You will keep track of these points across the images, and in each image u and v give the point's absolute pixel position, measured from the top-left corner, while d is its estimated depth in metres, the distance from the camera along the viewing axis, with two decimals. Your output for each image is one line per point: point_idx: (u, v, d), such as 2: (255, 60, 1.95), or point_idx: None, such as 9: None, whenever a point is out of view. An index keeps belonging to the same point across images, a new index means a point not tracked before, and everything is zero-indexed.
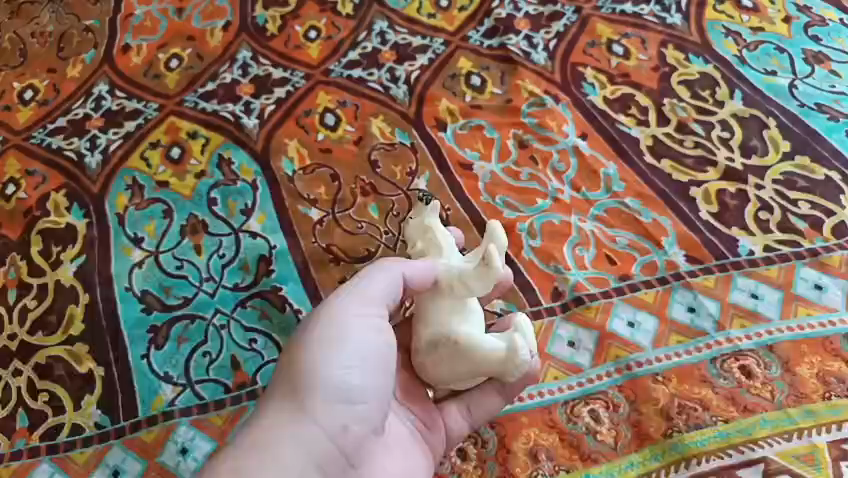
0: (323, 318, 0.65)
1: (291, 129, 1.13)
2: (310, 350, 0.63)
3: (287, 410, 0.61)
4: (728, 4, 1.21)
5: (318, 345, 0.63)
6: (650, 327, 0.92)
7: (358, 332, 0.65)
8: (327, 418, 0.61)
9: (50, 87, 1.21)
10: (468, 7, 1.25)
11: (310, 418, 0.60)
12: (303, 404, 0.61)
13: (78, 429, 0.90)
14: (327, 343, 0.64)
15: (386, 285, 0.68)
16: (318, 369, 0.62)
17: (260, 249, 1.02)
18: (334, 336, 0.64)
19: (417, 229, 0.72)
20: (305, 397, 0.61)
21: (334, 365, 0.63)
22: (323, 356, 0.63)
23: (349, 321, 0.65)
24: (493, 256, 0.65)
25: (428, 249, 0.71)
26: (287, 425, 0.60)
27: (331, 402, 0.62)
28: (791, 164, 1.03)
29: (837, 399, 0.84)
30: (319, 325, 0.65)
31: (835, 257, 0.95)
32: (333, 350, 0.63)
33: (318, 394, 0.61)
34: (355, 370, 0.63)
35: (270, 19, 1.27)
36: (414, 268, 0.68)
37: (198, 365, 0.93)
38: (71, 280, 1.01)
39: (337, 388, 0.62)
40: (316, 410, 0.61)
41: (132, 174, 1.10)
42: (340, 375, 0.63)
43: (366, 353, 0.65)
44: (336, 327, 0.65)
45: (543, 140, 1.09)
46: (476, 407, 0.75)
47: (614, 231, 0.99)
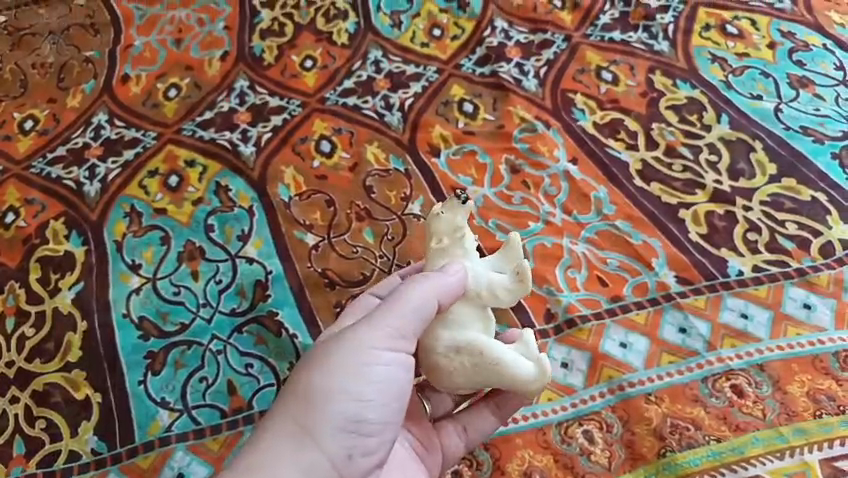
0: (347, 344, 0.63)
1: (288, 156, 1.15)
2: (326, 377, 0.62)
3: (292, 435, 0.61)
4: (714, 31, 1.24)
5: (334, 372, 0.62)
6: (642, 348, 0.93)
7: (379, 361, 0.63)
8: (331, 447, 0.61)
9: (50, 117, 1.24)
10: (461, 35, 1.28)
11: (312, 446, 0.60)
12: (308, 432, 0.61)
13: (74, 456, 0.90)
14: (344, 371, 0.62)
15: (419, 309, 0.64)
16: (329, 397, 0.61)
17: (257, 275, 1.03)
18: (352, 364, 0.62)
19: (445, 223, 0.68)
20: (312, 425, 0.61)
21: (346, 395, 0.62)
22: (337, 384, 0.61)
23: (372, 348, 0.63)
24: (528, 270, 0.67)
25: (454, 247, 0.68)
26: (288, 451, 0.60)
27: (337, 432, 0.61)
28: (778, 185, 1.04)
29: (828, 417, 0.85)
30: (339, 348, 0.63)
31: (823, 276, 0.96)
32: (351, 380, 0.62)
33: (325, 424, 0.61)
34: (368, 401, 0.62)
35: (266, 49, 1.29)
36: (453, 282, 0.65)
37: (195, 391, 0.94)
38: (68, 307, 1.02)
39: (345, 418, 0.61)
40: (320, 439, 0.61)
41: (130, 202, 1.12)
42: (351, 406, 0.62)
43: (385, 386, 0.63)
44: (358, 355, 0.62)
45: (535, 164, 1.10)
46: (472, 428, 0.77)
47: (605, 253, 1.01)
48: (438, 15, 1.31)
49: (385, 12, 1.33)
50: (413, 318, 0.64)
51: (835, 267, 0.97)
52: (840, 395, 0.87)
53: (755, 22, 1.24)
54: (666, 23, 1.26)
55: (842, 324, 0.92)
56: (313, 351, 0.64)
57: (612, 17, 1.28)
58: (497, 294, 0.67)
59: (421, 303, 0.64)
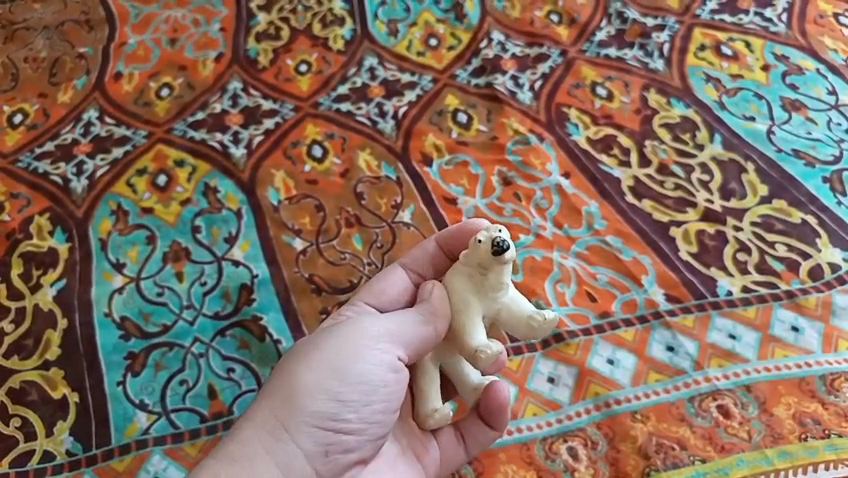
0: (337, 345, 0.65)
1: (278, 160, 1.14)
2: (311, 374, 0.64)
3: (269, 426, 0.63)
4: (709, 51, 1.25)
5: (316, 370, 0.64)
6: (629, 365, 0.92)
7: (361, 364, 0.65)
8: (307, 442, 0.63)
9: (39, 112, 1.22)
10: (457, 46, 1.28)
11: (289, 438, 0.63)
12: (285, 425, 0.63)
13: (48, 456, 0.88)
14: (325, 369, 0.64)
15: (411, 332, 0.66)
16: (308, 394, 0.63)
17: (242, 278, 1.02)
18: (333, 364, 0.65)
19: (479, 252, 0.64)
20: (289, 419, 0.63)
21: (325, 393, 0.64)
22: (318, 382, 0.64)
23: (356, 351, 0.65)
24: (481, 356, 0.63)
25: (474, 274, 0.66)
26: (264, 441, 0.62)
27: (315, 427, 0.64)
28: (769, 207, 1.05)
29: (813, 440, 0.85)
30: (323, 348, 0.65)
31: (812, 299, 0.96)
32: (335, 380, 0.64)
33: (302, 418, 0.63)
34: (346, 402, 0.64)
35: (261, 52, 1.28)
36: (439, 314, 0.67)
37: (175, 394, 0.92)
38: (49, 304, 1.00)
39: (322, 415, 0.64)
40: (297, 433, 0.63)
41: (116, 200, 1.10)
42: (329, 404, 0.64)
43: (368, 389, 0.65)
44: (345, 358, 0.65)
45: (527, 177, 1.10)
46: (470, 436, 0.75)
47: (595, 268, 1.00)
48: (435, 25, 1.31)
49: (381, 19, 1.33)
50: (402, 338, 0.66)
51: (824, 290, 0.97)
52: (825, 419, 0.87)
53: (750, 44, 1.25)
54: (661, 41, 1.27)
55: (830, 347, 0.92)
56: (301, 349, 0.67)
57: (609, 33, 1.28)
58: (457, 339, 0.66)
59: (413, 328, 0.66)
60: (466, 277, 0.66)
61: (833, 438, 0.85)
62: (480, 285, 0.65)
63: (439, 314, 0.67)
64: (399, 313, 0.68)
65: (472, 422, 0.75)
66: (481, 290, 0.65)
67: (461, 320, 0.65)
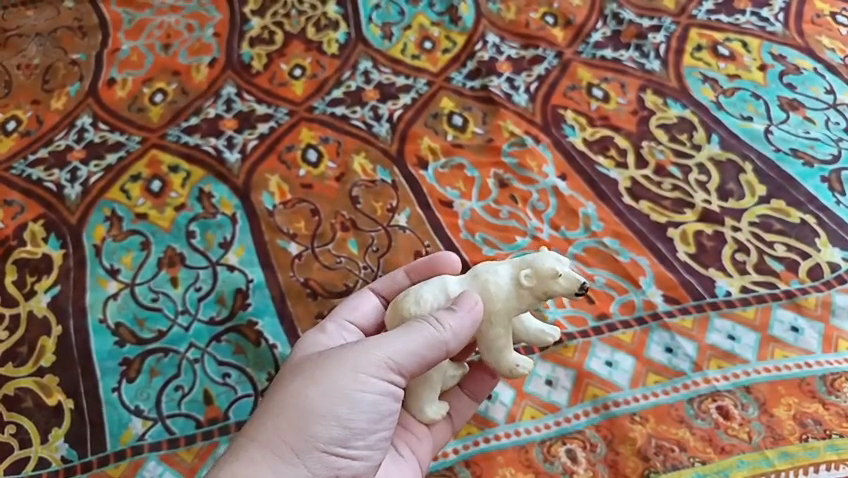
0: (343, 368, 0.63)
1: (273, 164, 1.13)
2: (318, 397, 0.62)
3: (278, 449, 0.61)
4: (705, 51, 1.24)
5: (326, 396, 0.62)
6: (627, 367, 0.91)
7: (371, 392, 0.63)
8: (316, 467, 0.62)
9: (33, 118, 1.22)
10: (453, 49, 1.28)
11: (298, 464, 0.61)
12: (295, 450, 0.61)
13: (44, 463, 0.87)
14: (336, 395, 0.62)
15: (423, 353, 0.63)
16: (317, 419, 0.61)
17: (237, 283, 1.01)
18: (344, 390, 0.62)
19: (549, 282, 0.64)
20: (300, 444, 0.61)
21: (336, 420, 0.62)
22: (329, 409, 0.62)
23: (366, 377, 0.63)
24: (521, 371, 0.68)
25: (526, 295, 0.65)
26: (273, 465, 0.60)
27: (322, 451, 0.62)
28: (767, 207, 1.04)
29: (814, 441, 0.84)
30: (332, 374, 0.63)
31: (811, 299, 0.95)
32: (342, 404, 0.62)
33: (313, 445, 0.61)
34: (356, 430, 0.63)
35: (255, 57, 1.28)
36: (462, 333, 0.63)
37: (170, 399, 0.91)
38: (43, 311, 0.99)
39: (332, 441, 0.62)
40: (306, 458, 0.61)
41: (111, 206, 1.09)
42: (339, 430, 0.62)
43: (374, 411, 0.64)
44: (352, 381, 0.63)
45: (523, 179, 1.09)
46: (454, 415, 0.78)
47: (592, 270, 1.00)
48: (429, 28, 1.31)
49: (376, 23, 1.32)
50: (413, 359, 0.63)
51: (824, 290, 0.96)
52: (827, 420, 0.86)
53: (747, 44, 1.25)
54: (657, 42, 1.26)
55: (830, 348, 0.91)
56: (308, 372, 0.64)
57: (604, 35, 1.28)
58: (483, 346, 0.67)
59: (426, 349, 0.63)
60: (516, 295, 0.65)
61: (834, 439, 0.84)
62: (528, 305, 0.66)
63: (460, 336, 0.63)
64: (409, 325, 0.64)
65: (453, 397, 0.78)
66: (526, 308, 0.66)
67: (502, 336, 0.66)
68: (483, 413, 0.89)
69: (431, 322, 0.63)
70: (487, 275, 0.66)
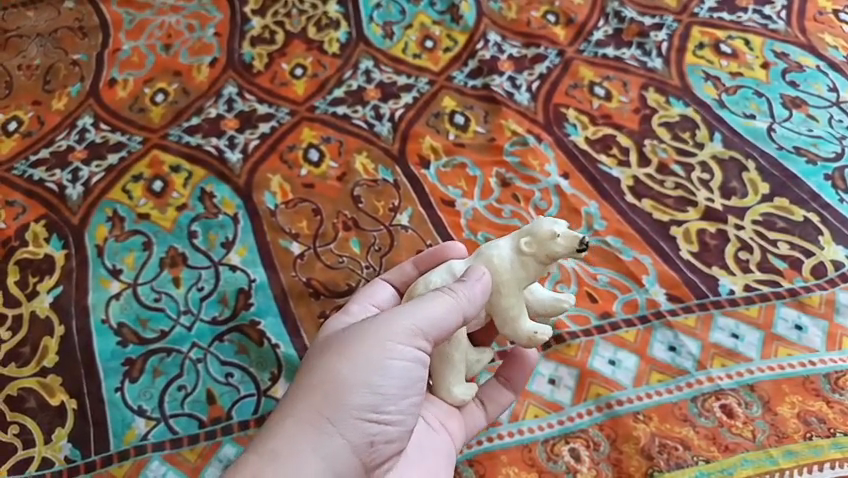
0: (369, 338, 0.63)
1: (274, 164, 1.13)
2: (348, 367, 0.62)
3: (312, 421, 0.61)
4: (708, 49, 1.24)
5: (355, 365, 0.62)
6: (631, 365, 0.91)
7: (399, 358, 0.63)
8: (353, 436, 0.61)
9: (34, 119, 1.21)
10: (454, 48, 1.27)
11: (335, 434, 0.60)
12: (330, 420, 0.61)
13: (47, 463, 0.87)
14: (365, 364, 0.62)
15: (446, 318, 0.63)
16: (349, 389, 0.61)
17: (240, 283, 1.01)
18: (372, 359, 0.62)
19: (548, 245, 0.63)
20: (334, 413, 0.61)
21: (366, 387, 0.62)
22: (359, 377, 0.62)
23: (392, 344, 0.63)
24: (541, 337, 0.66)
25: (530, 262, 0.65)
26: (310, 438, 0.60)
27: (358, 420, 0.62)
28: (770, 205, 1.04)
29: (818, 439, 0.84)
30: (358, 345, 0.63)
31: (815, 297, 0.95)
32: (372, 372, 0.62)
33: (346, 413, 0.61)
34: (388, 395, 0.63)
35: (256, 56, 1.28)
36: (476, 299, 0.64)
37: (173, 399, 0.91)
38: (46, 311, 0.99)
39: (365, 408, 0.62)
40: (342, 428, 0.61)
41: (113, 206, 1.09)
42: (372, 398, 0.62)
43: (405, 379, 0.63)
44: (379, 350, 0.63)
45: (525, 178, 1.09)
46: (489, 402, 0.79)
47: (595, 269, 1.00)
48: (431, 27, 1.31)
49: (377, 22, 1.32)
50: (438, 325, 0.63)
51: (827, 288, 0.96)
52: (831, 418, 0.85)
53: (749, 42, 1.24)
54: (659, 40, 1.26)
55: (834, 346, 0.91)
56: (334, 346, 0.64)
57: (606, 33, 1.28)
58: (498, 320, 0.67)
59: (448, 314, 0.63)
60: (520, 263, 0.65)
61: (838, 437, 0.84)
62: (534, 273, 0.65)
63: (474, 302, 0.64)
64: (428, 295, 0.64)
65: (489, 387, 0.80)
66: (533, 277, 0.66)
67: (512, 306, 0.66)
68: None
69: (448, 291, 0.64)
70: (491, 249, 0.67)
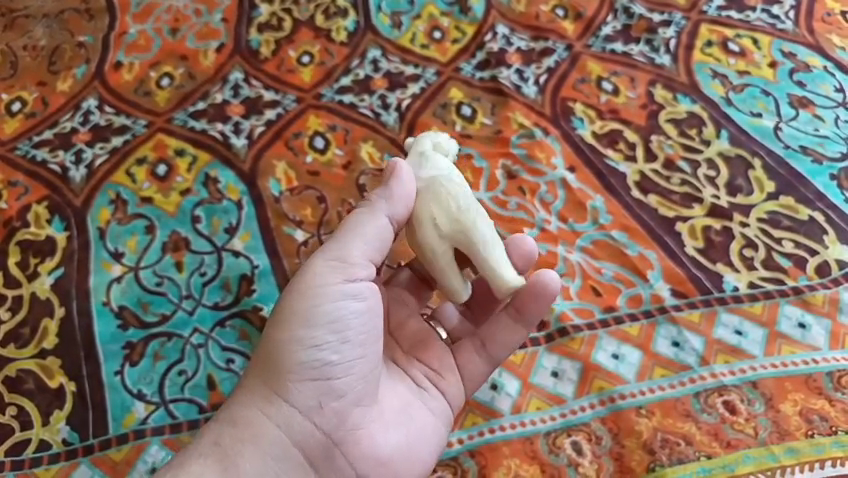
0: (294, 290, 0.66)
1: (280, 151, 1.12)
2: (280, 329, 0.65)
3: (260, 392, 0.66)
4: (716, 47, 1.24)
5: (285, 325, 0.65)
6: (634, 360, 0.91)
7: (331, 304, 0.65)
8: (300, 397, 0.65)
9: (38, 100, 1.21)
10: (462, 39, 1.27)
11: (280, 398, 0.65)
12: (273, 388, 0.65)
13: (45, 445, 0.87)
14: (294, 321, 0.65)
15: (371, 230, 0.67)
16: (283, 351, 0.65)
17: (243, 269, 1.00)
18: (300, 313, 0.65)
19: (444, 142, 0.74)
20: (275, 381, 0.65)
21: (299, 343, 0.65)
22: (290, 336, 0.65)
23: (320, 294, 0.65)
24: None
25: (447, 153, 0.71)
26: (259, 404, 0.65)
27: (300, 380, 0.65)
28: (776, 203, 1.04)
29: (820, 437, 0.84)
30: (285, 304, 0.66)
31: (819, 296, 0.95)
32: (301, 326, 0.65)
33: (287, 376, 0.65)
34: (323, 346, 0.65)
35: (263, 43, 1.27)
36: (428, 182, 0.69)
37: (173, 384, 0.91)
38: (46, 293, 0.99)
39: (308, 366, 0.65)
40: (287, 391, 0.65)
41: (116, 189, 1.09)
42: (308, 354, 0.65)
43: (339, 323, 0.66)
44: (305, 300, 0.65)
45: (532, 171, 1.09)
46: (490, 342, 0.77)
47: (600, 263, 0.99)
48: (439, 18, 1.30)
49: (385, 12, 1.31)
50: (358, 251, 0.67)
51: (831, 287, 0.96)
52: (833, 417, 0.85)
53: (757, 40, 1.24)
54: (667, 37, 1.26)
55: (837, 344, 0.91)
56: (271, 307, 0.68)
57: (614, 29, 1.28)
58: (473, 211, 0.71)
59: (369, 227, 0.67)
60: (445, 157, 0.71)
61: (840, 435, 0.84)
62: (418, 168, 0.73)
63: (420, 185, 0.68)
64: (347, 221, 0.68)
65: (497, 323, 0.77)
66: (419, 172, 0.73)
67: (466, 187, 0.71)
68: (488, 404, 0.88)
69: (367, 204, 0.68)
70: (429, 159, 0.69)
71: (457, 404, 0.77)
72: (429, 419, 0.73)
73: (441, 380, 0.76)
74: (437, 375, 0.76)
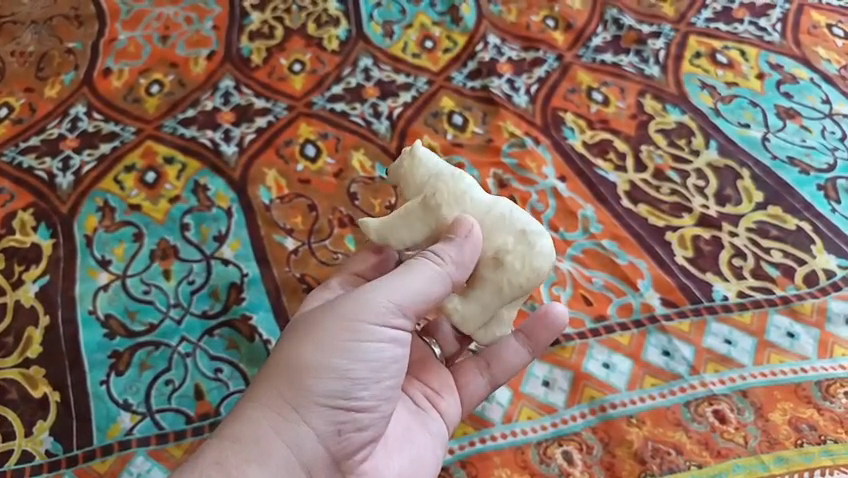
0: (341, 318, 0.64)
1: (270, 158, 1.12)
2: (318, 352, 0.63)
3: (277, 409, 0.62)
4: (704, 59, 1.25)
5: (325, 350, 0.63)
6: (625, 369, 0.91)
7: (372, 340, 0.64)
8: (319, 423, 0.63)
9: (26, 106, 1.20)
10: (453, 49, 1.27)
11: (300, 419, 0.62)
12: (294, 408, 0.62)
13: (28, 456, 0.86)
14: (330, 345, 0.63)
15: (426, 288, 0.65)
16: (316, 374, 0.62)
17: (231, 277, 0.99)
18: (344, 343, 0.63)
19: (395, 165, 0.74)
20: (298, 401, 0.62)
21: (335, 372, 0.63)
22: (326, 359, 0.63)
23: (363, 326, 0.64)
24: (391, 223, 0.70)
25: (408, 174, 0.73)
26: (273, 422, 0.61)
27: (323, 407, 0.63)
28: (764, 213, 1.04)
29: (809, 446, 0.84)
30: (325, 327, 0.64)
31: (807, 305, 0.96)
32: (342, 357, 0.63)
33: (313, 399, 0.62)
34: (359, 381, 0.64)
35: (255, 51, 1.27)
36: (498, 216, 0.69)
37: (160, 394, 0.90)
38: (31, 301, 0.97)
39: (336, 395, 0.63)
40: (308, 413, 0.62)
41: (103, 196, 1.08)
42: (340, 383, 0.63)
43: (377, 364, 0.65)
44: (351, 332, 0.64)
45: (523, 180, 1.09)
46: (495, 362, 0.78)
47: (590, 272, 1.00)
48: (430, 28, 1.31)
49: (376, 21, 1.32)
50: (413, 298, 0.65)
51: (819, 296, 0.96)
52: (821, 425, 0.86)
53: (745, 52, 1.26)
54: (657, 48, 1.27)
55: (825, 353, 0.92)
56: (303, 323, 0.66)
57: (604, 39, 1.29)
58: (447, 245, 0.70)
59: (429, 283, 0.65)
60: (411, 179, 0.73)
61: (829, 444, 0.84)
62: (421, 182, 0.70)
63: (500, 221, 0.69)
64: (412, 264, 0.66)
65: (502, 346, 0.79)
66: (430, 182, 0.70)
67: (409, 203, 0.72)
68: (480, 413, 0.88)
69: (430, 259, 0.66)
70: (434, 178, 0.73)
71: (456, 423, 0.77)
72: (428, 442, 0.73)
73: (441, 401, 0.76)
74: (437, 395, 0.76)
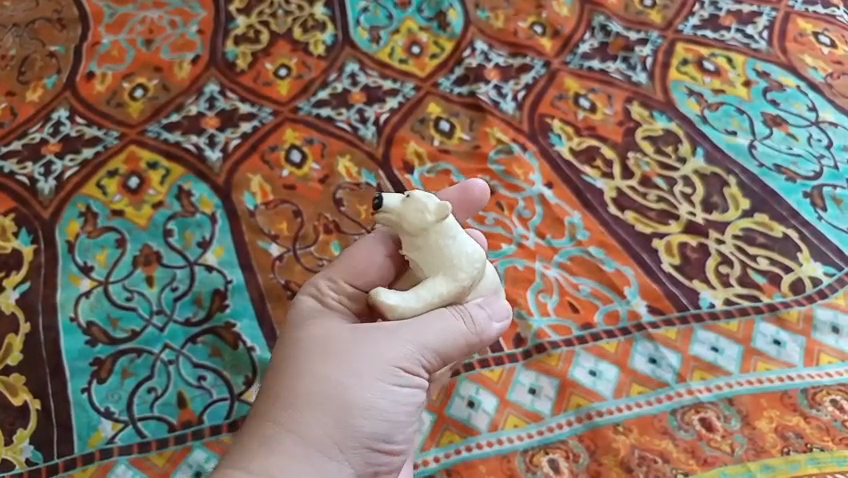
0: (391, 357, 0.59)
1: (255, 164, 1.11)
2: (365, 391, 0.58)
3: (319, 447, 0.56)
4: (691, 66, 1.25)
5: (372, 390, 0.58)
6: (611, 376, 0.91)
7: (412, 383, 0.60)
8: (357, 463, 0.59)
9: (7, 110, 1.18)
10: (440, 55, 1.27)
11: (339, 458, 0.57)
12: (338, 446, 0.57)
13: (7, 465, 0.84)
14: (376, 385, 0.58)
15: (461, 343, 0.62)
16: (362, 414, 0.57)
17: (215, 284, 0.98)
18: (390, 385, 0.59)
19: (419, 216, 0.61)
20: (341, 440, 0.57)
21: (380, 414, 0.59)
22: (374, 399, 0.58)
23: (409, 369, 0.60)
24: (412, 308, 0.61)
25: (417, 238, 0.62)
26: (313, 461, 0.56)
27: (363, 447, 0.58)
28: (751, 220, 1.04)
29: (796, 454, 0.84)
30: (373, 364, 0.58)
31: (793, 312, 0.96)
32: (388, 398, 0.59)
33: (355, 439, 0.58)
34: (401, 423, 0.61)
35: (240, 55, 1.26)
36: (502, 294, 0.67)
37: (142, 402, 0.88)
38: (11, 308, 0.96)
39: (376, 437, 0.59)
40: (347, 453, 0.58)
41: (86, 201, 1.06)
42: (383, 425, 0.59)
43: (414, 405, 0.62)
44: (399, 374, 0.59)
45: (510, 186, 1.09)
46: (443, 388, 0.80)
47: (577, 279, 0.99)
48: (418, 33, 1.30)
49: (363, 26, 1.31)
50: (454, 348, 0.62)
51: (805, 304, 0.96)
52: (808, 433, 0.85)
53: (731, 60, 1.26)
54: (644, 55, 1.27)
55: (811, 361, 0.91)
56: (342, 351, 0.58)
57: (591, 46, 1.29)
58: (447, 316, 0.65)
59: (465, 343, 0.62)
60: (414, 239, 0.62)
61: (815, 452, 0.84)
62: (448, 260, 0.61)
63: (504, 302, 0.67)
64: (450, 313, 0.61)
65: None
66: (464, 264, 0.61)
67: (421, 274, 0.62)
68: (466, 421, 0.87)
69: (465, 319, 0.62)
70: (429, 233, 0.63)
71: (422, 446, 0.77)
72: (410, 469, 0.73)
73: None
74: None
